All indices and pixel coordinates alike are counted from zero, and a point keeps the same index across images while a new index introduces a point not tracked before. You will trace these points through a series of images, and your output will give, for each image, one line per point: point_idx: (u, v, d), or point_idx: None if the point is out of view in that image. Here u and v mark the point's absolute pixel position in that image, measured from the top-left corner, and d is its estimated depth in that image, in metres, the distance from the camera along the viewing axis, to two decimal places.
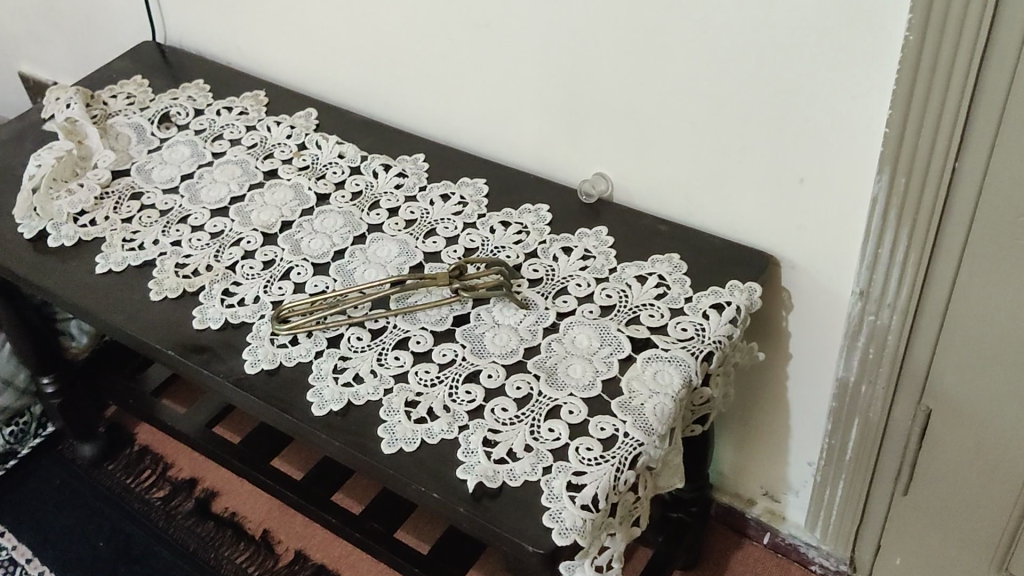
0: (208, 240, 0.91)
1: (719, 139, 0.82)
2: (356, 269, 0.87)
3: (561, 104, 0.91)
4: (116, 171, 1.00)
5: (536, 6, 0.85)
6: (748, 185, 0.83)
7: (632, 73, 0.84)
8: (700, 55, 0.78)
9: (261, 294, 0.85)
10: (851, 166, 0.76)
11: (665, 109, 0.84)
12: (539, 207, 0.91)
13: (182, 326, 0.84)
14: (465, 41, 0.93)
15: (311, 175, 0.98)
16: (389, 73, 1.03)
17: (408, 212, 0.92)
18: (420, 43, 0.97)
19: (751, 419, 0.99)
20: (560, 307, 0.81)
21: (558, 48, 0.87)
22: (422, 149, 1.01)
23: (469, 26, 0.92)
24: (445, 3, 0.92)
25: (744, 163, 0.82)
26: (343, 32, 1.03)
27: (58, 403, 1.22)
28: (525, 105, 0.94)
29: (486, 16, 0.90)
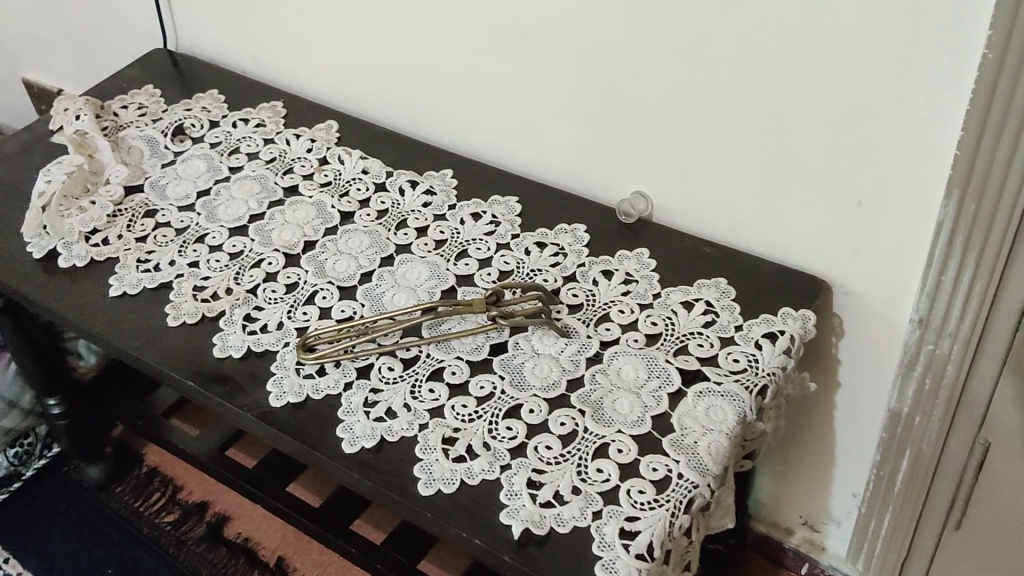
0: (227, 261, 0.87)
1: (772, 156, 0.78)
2: (385, 293, 0.82)
3: (600, 119, 0.86)
4: (129, 186, 0.96)
5: (578, 15, 0.81)
6: (802, 205, 0.79)
7: (679, 87, 0.79)
8: (756, 68, 0.74)
9: (285, 320, 0.81)
10: (918, 184, 0.72)
11: (714, 126, 0.79)
12: (575, 227, 0.87)
13: (201, 354, 0.79)
14: (498, 52, 0.89)
15: (335, 191, 0.93)
16: (414, 84, 0.99)
17: (437, 232, 0.88)
18: (450, 53, 0.93)
19: (793, 448, 0.95)
20: (603, 336, 0.77)
21: (599, 60, 0.82)
22: (448, 164, 0.97)
23: (504, 36, 0.87)
24: (479, 13, 0.87)
25: (799, 184, 0.78)
26: (366, 41, 0.99)
27: (64, 425, 1.18)
28: (560, 119, 0.89)
29: (522, 25, 0.85)
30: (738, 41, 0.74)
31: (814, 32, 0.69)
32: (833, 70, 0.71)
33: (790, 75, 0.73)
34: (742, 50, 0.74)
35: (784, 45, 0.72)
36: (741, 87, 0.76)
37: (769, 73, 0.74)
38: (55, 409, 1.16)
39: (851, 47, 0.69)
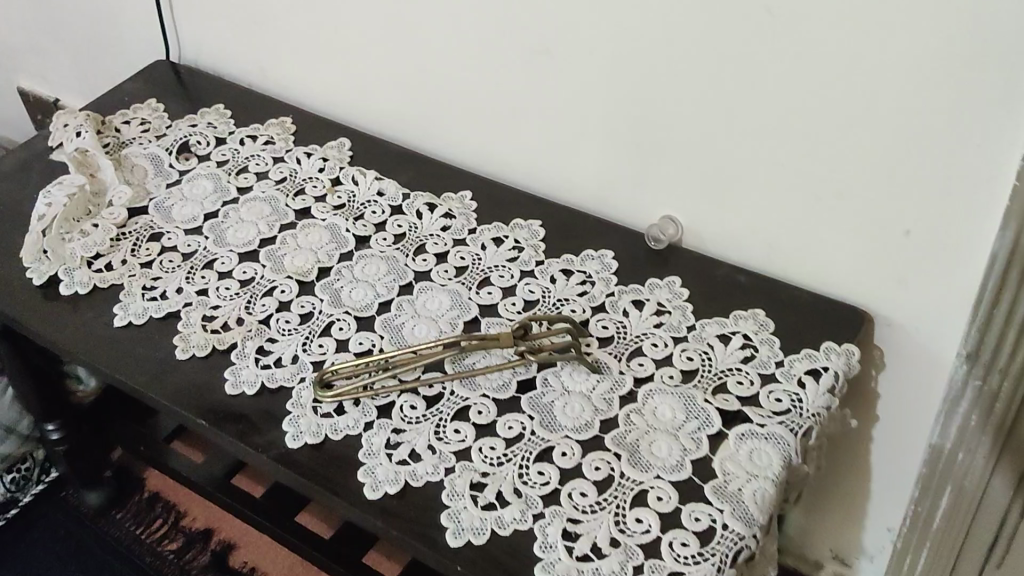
0: (238, 289, 0.83)
1: (815, 181, 0.74)
2: (405, 325, 0.78)
3: (630, 139, 0.82)
4: (132, 208, 0.92)
5: (611, 32, 0.77)
6: (845, 234, 0.75)
7: (718, 108, 0.76)
8: (802, 89, 0.71)
9: (300, 353, 0.77)
10: (972, 213, 0.68)
11: (754, 149, 0.76)
12: (603, 253, 0.83)
13: (213, 390, 0.75)
14: (523, 68, 0.85)
15: (349, 214, 0.89)
16: (432, 101, 0.95)
17: (458, 257, 0.84)
18: (471, 70, 0.89)
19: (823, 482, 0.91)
20: (637, 372, 0.73)
21: (633, 79, 0.79)
22: (467, 185, 0.93)
23: (529, 53, 0.83)
24: (503, 27, 0.83)
25: (844, 210, 0.74)
26: (382, 56, 0.95)
27: (63, 451, 1.14)
28: (587, 139, 0.85)
29: (551, 41, 0.81)
30: (785, 61, 0.70)
31: (869, 51, 0.66)
32: (887, 92, 0.67)
33: (840, 96, 0.69)
34: (789, 70, 0.70)
35: (835, 65, 0.68)
36: (784, 108, 0.72)
37: (816, 94, 0.70)
38: (54, 434, 1.11)
39: (909, 68, 0.65)
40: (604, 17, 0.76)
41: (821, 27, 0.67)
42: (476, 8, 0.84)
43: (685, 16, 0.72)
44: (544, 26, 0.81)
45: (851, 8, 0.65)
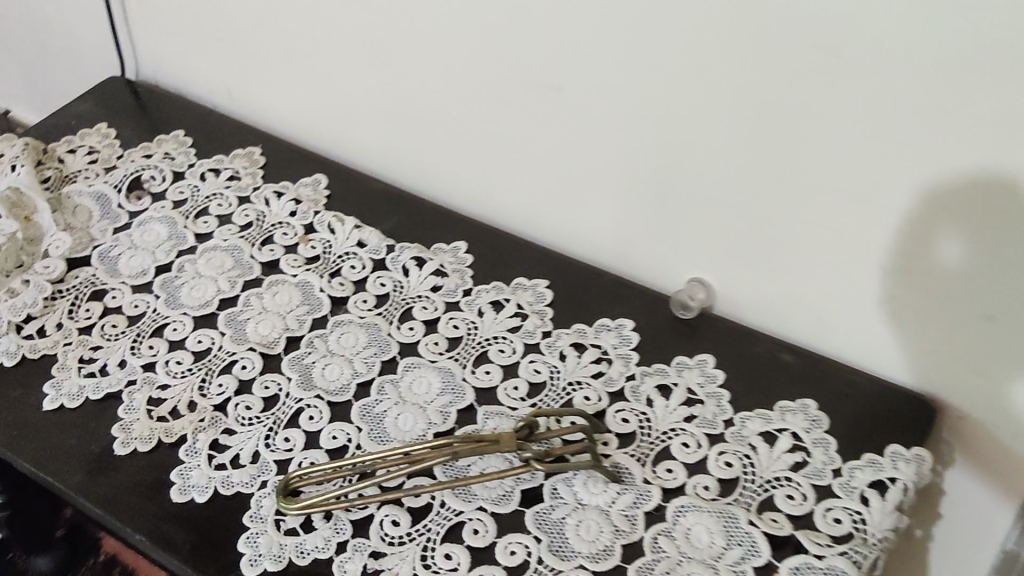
0: (190, 364, 0.70)
1: (867, 251, 0.62)
2: (387, 414, 0.66)
3: (652, 190, 0.70)
4: (73, 258, 0.80)
5: (626, 68, 0.65)
6: (892, 303, 0.64)
7: (758, 162, 0.63)
8: (846, 143, 0.59)
9: (262, 450, 0.64)
10: None
11: (805, 211, 0.63)
12: (621, 322, 0.71)
13: (156, 496, 0.63)
14: (524, 104, 0.73)
15: (324, 269, 0.77)
16: (418, 134, 0.82)
17: (450, 327, 0.71)
18: (460, 101, 0.76)
19: None
20: (665, 482, 0.60)
21: (651, 124, 0.66)
22: (462, 234, 0.80)
23: (528, 88, 0.71)
24: (503, 57, 0.71)
25: (899, 283, 0.62)
26: (358, 82, 0.82)
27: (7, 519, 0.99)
28: (599, 186, 0.73)
29: (554, 76, 0.69)
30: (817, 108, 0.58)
31: (935, 104, 0.54)
32: (951, 152, 0.55)
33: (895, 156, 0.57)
34: (833, 123, 0.58)
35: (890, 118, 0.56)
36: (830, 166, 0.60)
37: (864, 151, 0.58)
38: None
39: (993, 125, 0.53)
40: (617, 51, 0.64)
41: (863, 72, 0.55)
42: (465, 34, 0.71)
43: (715, 55, 0.60)
44: (545, 59, 0.68)
45: (913, 52, 0.53)
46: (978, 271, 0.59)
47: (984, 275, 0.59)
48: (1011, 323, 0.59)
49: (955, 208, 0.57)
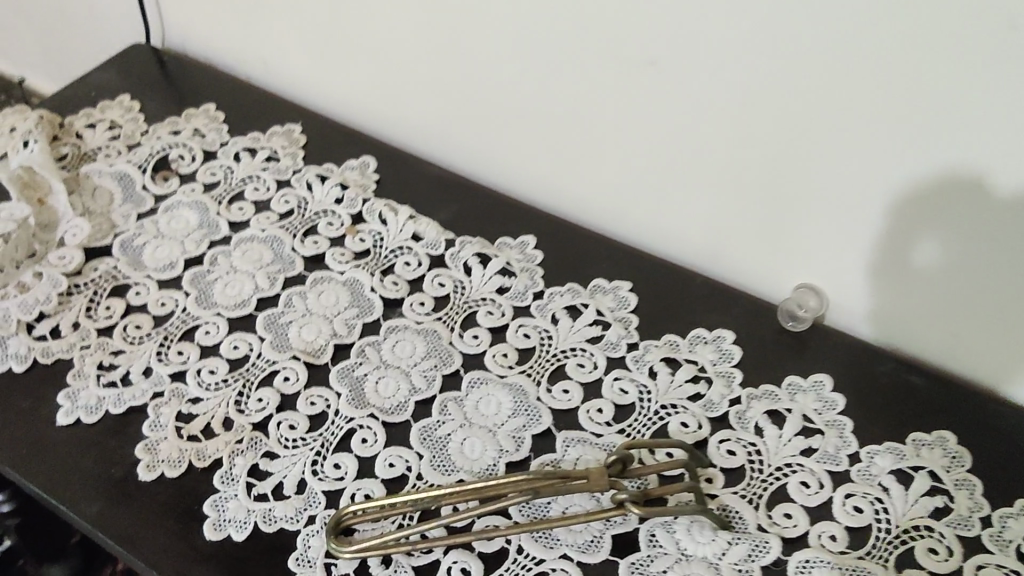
0: (225, 374, 0.61)
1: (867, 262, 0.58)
2: (452, 439, 0.57)
3: (746, 188, 0.60)
4: (92, 247, 0.71)
5: (710, 47, 0.55)
6: (887, 311, 0.60)
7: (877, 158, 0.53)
8: (911, 130, 0.51)
9: (309, 479, 0.56)
10: None
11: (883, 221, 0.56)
12: (719, 334, 0.62)
13: (186, 531, 0.54)
14: (591, 80, 0.62)
15: (374, 265, 0.67)
16: (466, 112, 0.72)
17: (520, 336, 0.62)
18: (510, 78, 0.67)
19: None
20: (785, 530, 0.51)
21: (742, 114, 0.57)
22: (527, 227, 0.71)
23: (589, 68, 0.61)
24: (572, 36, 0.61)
25: (904, 294, 0.58)
26: (393, 53, 0.72)
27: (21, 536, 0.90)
28: (680, 181, 0.63)
29: (625, 54, 0.59)
30: (801, 105, 0.54)
31: (945, 102, 0.49)
32: (948, 157, 0.51)
33: (893, 159, 0.53)
34: (828, 121, 0.54)
35: (884, 117, 0.51)
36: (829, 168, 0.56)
37: (852, 155, 0.54)
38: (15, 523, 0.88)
39: None
40: (701, 28, 0.54)
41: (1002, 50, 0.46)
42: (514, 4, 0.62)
43: (816, 34, 0.51)
44: (613, 37, 0.59)
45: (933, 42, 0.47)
46: (957, 270, 0.55)
47: (964, 276, 0.55)
48: (995, 320, 0.56)
49: (929, 213, 0.53)
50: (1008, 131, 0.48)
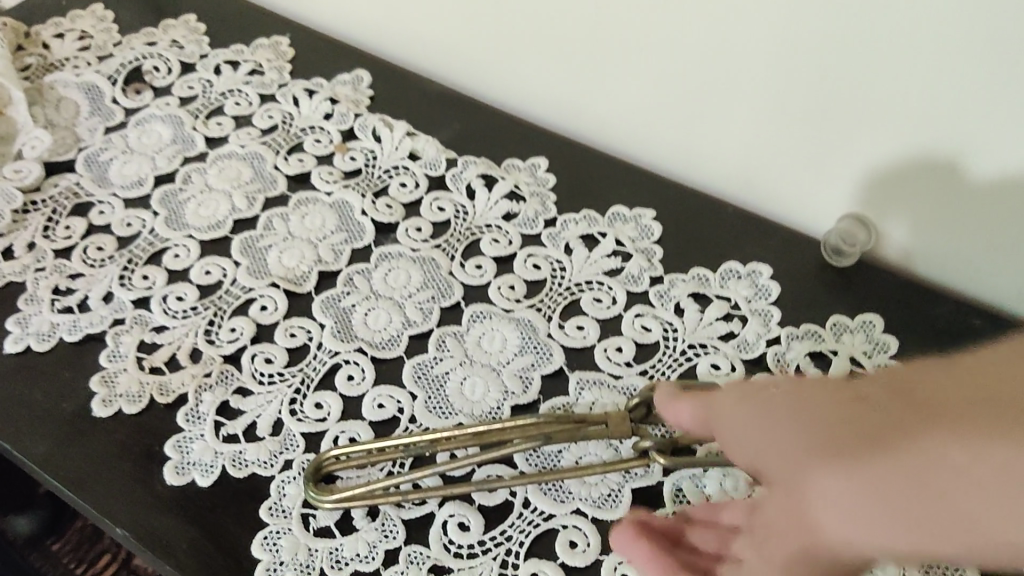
0: (195, 301, 0.54)
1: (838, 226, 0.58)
2: (451, 378, 0.50)
3: (788, 103, 0.54)
4: (53, 162, 0.64)
5: None
6: None
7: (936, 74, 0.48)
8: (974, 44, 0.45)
9: (286, 418, 0.49)
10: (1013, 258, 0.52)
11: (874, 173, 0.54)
12: (754, 269, 0.55)
13: (144, 474, 0.47)
14: None
15: (365, 186, 0.60)
16: (469, 24, 0.65)
17: (529, 267, 0.55)
18: None
19: None
20: None
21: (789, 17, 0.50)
22: (539, 146, 0.64)
23: None
24: None
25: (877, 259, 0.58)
26: None
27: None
28: (712, 96, 0.57)
29: None
30: (797, 65, 0.52)
31: (937, 96, 0.48)
32: (931, 115, 0.49)
33: (876, 142, 0.53)
34: (820, 88, 0.52)
35: (867, 106, 0.51)
36: (817, 149, 0.55)
37: (835, 136, 0.54)
38: None
39: None
40: None
41: None
42: None
43: None
44: None
45: (935, 38, 0.46)
46: (923, 236, 0.55)
47: (928, 242, 0.55)
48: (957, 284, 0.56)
49: (903, 187, 0.53)
50: (1000, 90, 0.46)
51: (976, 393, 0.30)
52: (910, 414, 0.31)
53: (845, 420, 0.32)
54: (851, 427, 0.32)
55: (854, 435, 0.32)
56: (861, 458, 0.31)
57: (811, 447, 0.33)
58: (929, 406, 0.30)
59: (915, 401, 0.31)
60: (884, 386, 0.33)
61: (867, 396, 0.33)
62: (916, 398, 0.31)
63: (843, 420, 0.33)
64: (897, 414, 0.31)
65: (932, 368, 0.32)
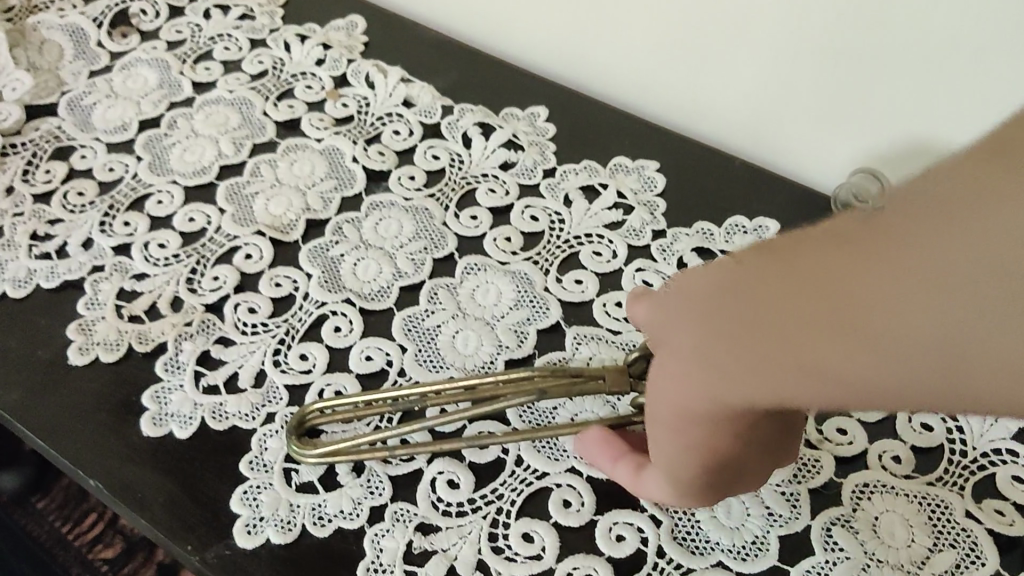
0: (177, 248, 0.52)
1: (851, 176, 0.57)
2: (442, 331, 0.48)
3: (802, 48, 0.52)
4: (34, 105, 0.61)
5: None
6: None
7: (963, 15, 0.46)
8: None
9: (269, 370, 0.47)
10: None
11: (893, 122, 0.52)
12: (760, 224, 0.53)
13: (120, 425, 0.45)
14: None
15: (357, 133, 0.58)
16: None
17: (526, 219, 0.53)
18: None
19: None
20: (840, 448, 0.44)
21: None
22: (538, 96, 0.61)
23: None
24: None
25: None
26: None
27: None
28: (722, 41, 0.55)
29: None
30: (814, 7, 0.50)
31: (957, 55, 0.47)
32: (954, 61, 0.48)
33: (891, 92, 0.51)
34: (836, 31, 0.50)
35: (874, 87, 0.52)
36: (822, 127, 0.55)
37: (844, 100, 0.53)
38: None
39: None
40: None
41: None
42: None
43: None
44: None
45: (934, 45, 0.48)
46: None
47: None
48: None
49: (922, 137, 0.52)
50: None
51: (939, 306, 0.20)
52: (843, 328, 0.22)
53: (741, 328, 0.25)
54: (734, 333, 0.25)
55: (743, 349, 0.25)
56: (757, 379, 0.25)
57: (700, 362, 0.27)
58: (882, 322, 0.21)
59: (858, 304, 0.21)
60: (813, 262, 0.23)
61: (769, 289, 0.24)
62: (851, 297, 0.22)
63: (715, 318, 0.26)
64: (824, 328, 0.22)
65: (904, 226, 0.21)
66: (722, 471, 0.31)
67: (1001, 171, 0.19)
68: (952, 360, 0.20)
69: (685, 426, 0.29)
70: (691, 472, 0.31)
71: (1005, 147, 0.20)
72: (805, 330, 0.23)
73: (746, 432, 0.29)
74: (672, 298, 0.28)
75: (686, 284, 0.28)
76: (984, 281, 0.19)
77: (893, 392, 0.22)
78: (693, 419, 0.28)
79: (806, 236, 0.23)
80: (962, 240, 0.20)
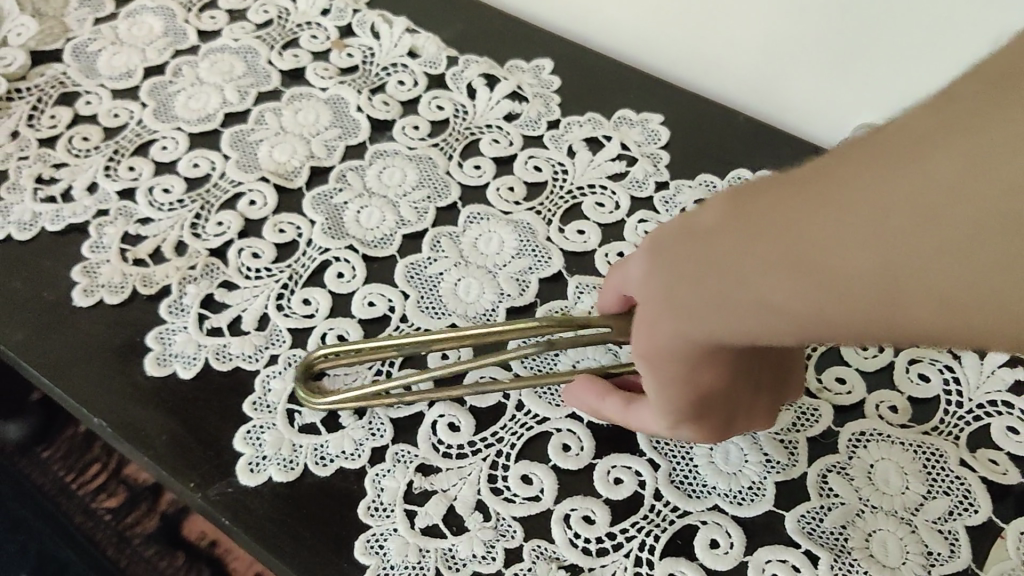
0: (182, 194, 0.52)
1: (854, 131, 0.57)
2: (446, 278, 0.48)
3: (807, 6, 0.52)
4: (39, 51, 0.61)
5: None
6: None
7: None
8: None
9: (272, 313, 0.47)
10: None
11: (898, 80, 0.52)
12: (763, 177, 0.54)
13: (125, 365, 0.45)
14: None
15: (362, 82, 0.58)
16: None
17: (530, 169, 0.53)
18: None
19: None
20: (838, 398, 0.44)
21: None
22: (544, 48, 0.61)
23: None
24: None
25: None
26: None
27: None
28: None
29: None
30: None
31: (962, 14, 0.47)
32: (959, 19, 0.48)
33: (896, 52, 0.51)
34: None
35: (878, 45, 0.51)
36: (821, 91, 0.56)
37: (849, 59, 0.53)
38: None
39: None
40: None
41: None
42: None
43: None
44: None
45: (940, 6, 0.48)
46: None
47: None
48: None
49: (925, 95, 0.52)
50: None
51: (885, 247, 0.21)
52: (811, 271, 0.22)
53: (708, 268, 0.25)
54: (702, 274, 0.26)
55: (708, 290, 0.25)
56: (728, 319, 0.25)
57: (670, 300, 0.27)
58: (828, 264, 0.22)
59: (823, 250, 0.22)
60: (784, 208, 0.23)
61: (734, 231, 0.24)
62: (813, 241, 0.22)
63: (685, 262, 0.26)
64: (782, 271, 0.23)
65: (870, 175, 0.21)
66: (705, 403, 0.32)
67: (955, 123, 0.19)
68: (892, 299, 0.21)
69: (665, 364, 0.30)
70: (673, 406, 0.32)
71: (967, 98, 0.20)
72: (767, 272, 0.23)
73: (727, 364, 0.30)
74: (653, 239, 0.29)
75: (666, 226, 0.29)
76: (948, 234, 0.19)
77: (846, 329, 0.23)
78: (666, 355, 0.29)
79: (778, 182, 0.24)
80: (919, 191, 0.20)
